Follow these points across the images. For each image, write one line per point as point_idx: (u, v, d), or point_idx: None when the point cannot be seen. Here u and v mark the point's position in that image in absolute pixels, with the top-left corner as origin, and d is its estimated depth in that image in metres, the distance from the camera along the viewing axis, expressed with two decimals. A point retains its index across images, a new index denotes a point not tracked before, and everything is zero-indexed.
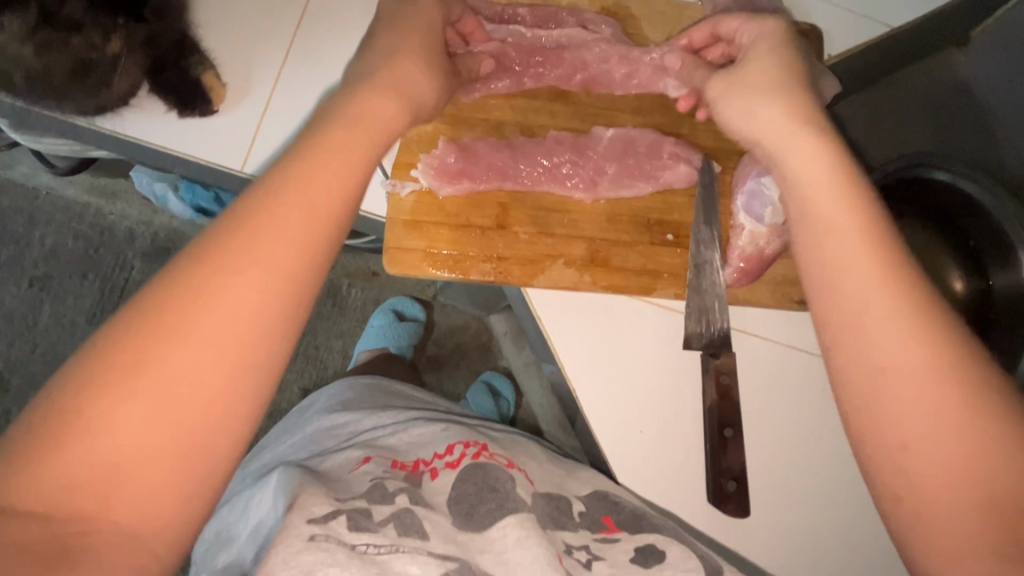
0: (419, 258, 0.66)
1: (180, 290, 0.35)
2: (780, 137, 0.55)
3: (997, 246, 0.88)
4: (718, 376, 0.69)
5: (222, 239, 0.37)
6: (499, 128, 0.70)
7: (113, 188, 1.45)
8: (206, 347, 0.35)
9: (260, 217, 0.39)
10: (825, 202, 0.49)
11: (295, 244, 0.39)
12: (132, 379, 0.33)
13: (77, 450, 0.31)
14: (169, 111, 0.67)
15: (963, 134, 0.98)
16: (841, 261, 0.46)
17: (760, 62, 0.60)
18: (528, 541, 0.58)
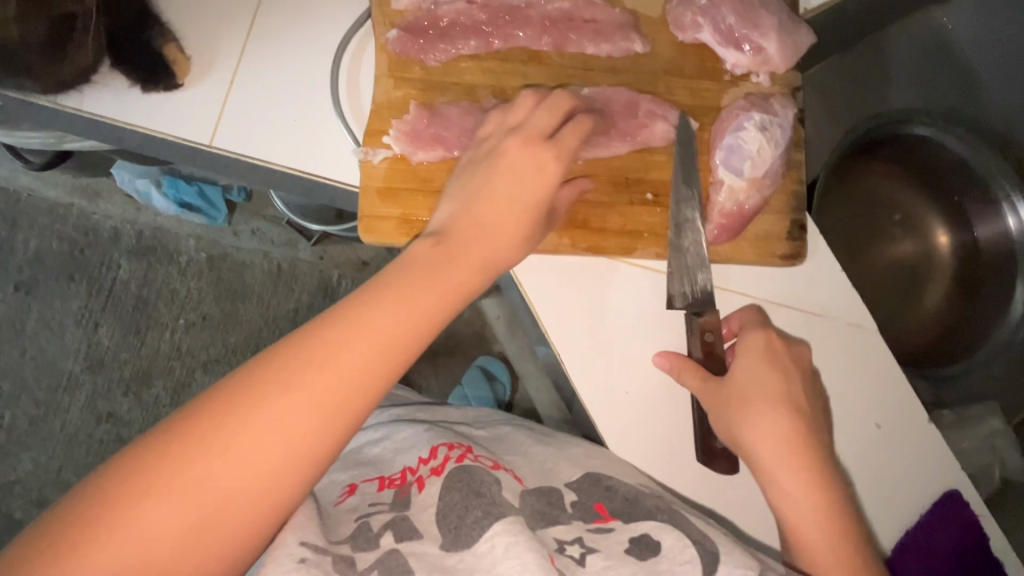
0: (394, 226, 0.65)
1: (231, 398, 0.42)
2: (772, 462, 0.61)
3: (979, 196, 0.95)
4: (704, 334, 0.68)
5: (286, 362, 0.44)
6: (470, 91, 0.68)
7: (97, 188, 1.42)
8: (214, 476, 0.40)
9: (317, 355, 0.45)
10: (789, 464, 0.61)
11: (322, 395, 0.44)
12: (156, 471, 0.39)
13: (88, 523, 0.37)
14: (132, 86, 0.65)
15: (942, 92, 0.98)
16: (804, 510, 0.60)
17: (740, 373, 0.65)
18: (517, 548, 0.53)
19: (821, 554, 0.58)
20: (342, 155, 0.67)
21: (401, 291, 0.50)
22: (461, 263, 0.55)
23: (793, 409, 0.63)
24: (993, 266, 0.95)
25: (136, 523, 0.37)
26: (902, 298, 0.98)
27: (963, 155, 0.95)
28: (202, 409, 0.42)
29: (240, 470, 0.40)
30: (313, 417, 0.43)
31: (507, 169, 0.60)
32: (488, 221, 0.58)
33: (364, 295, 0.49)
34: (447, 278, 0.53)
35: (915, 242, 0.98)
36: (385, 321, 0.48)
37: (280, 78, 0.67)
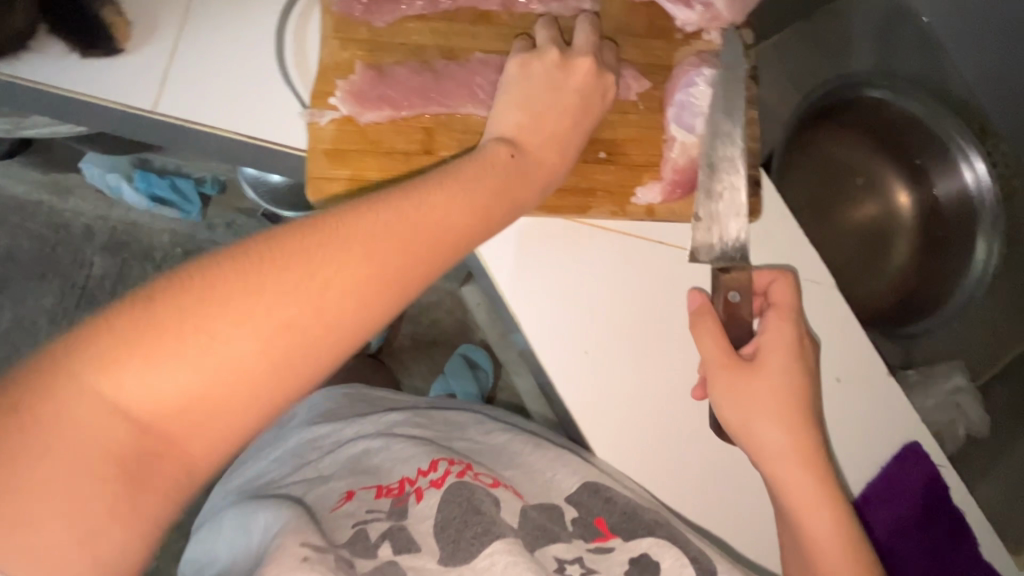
0: (343, 188, 0.65)
1: (292, 248, 0.46)
2: (788, 468, 0.63)
3: (937, 154, 0.97)
4: (728, 293, 0.67)
5: (344, 224, 0.49)
6: (418, 52, 0.68)
7: (66, 183, 1.49)
8: (280, 309, 0.43)
9: (371, 225, 0.49)
10: (805, 475, 0.63)
11: (379, 256, 0.48)
12: (226, 299, 0.42)
13: (165, 336, 0.40)
14: (71, 52, 0.64)
15: (908, 56, 0.99)
16: (819, 515, 0.62)
17: (772, 371, 0.64)
18: (517, 568, 0.60)
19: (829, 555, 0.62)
20: (288, 119, 0.66)
21: (444, 198, 0.54)
22: (494, 183, 0.59)
23: (807, 415, 0.64)
24: (956, 221, 0.98)
25: (205, 354, 0.41)
26: (868, 261, 0.99)
27: (917, 114, 0.96)
28: (262, 266, 0.44)
29: (297, 325, 0.44)
30: (363, 292, 0.47)
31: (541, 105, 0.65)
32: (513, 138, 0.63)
33: (406, 194, 0.53)
34: (482, 195, 0.57)
35: (879, 203, 0.99)
36: (429, 224, 0.52)
37: (227, 42, 0.67)
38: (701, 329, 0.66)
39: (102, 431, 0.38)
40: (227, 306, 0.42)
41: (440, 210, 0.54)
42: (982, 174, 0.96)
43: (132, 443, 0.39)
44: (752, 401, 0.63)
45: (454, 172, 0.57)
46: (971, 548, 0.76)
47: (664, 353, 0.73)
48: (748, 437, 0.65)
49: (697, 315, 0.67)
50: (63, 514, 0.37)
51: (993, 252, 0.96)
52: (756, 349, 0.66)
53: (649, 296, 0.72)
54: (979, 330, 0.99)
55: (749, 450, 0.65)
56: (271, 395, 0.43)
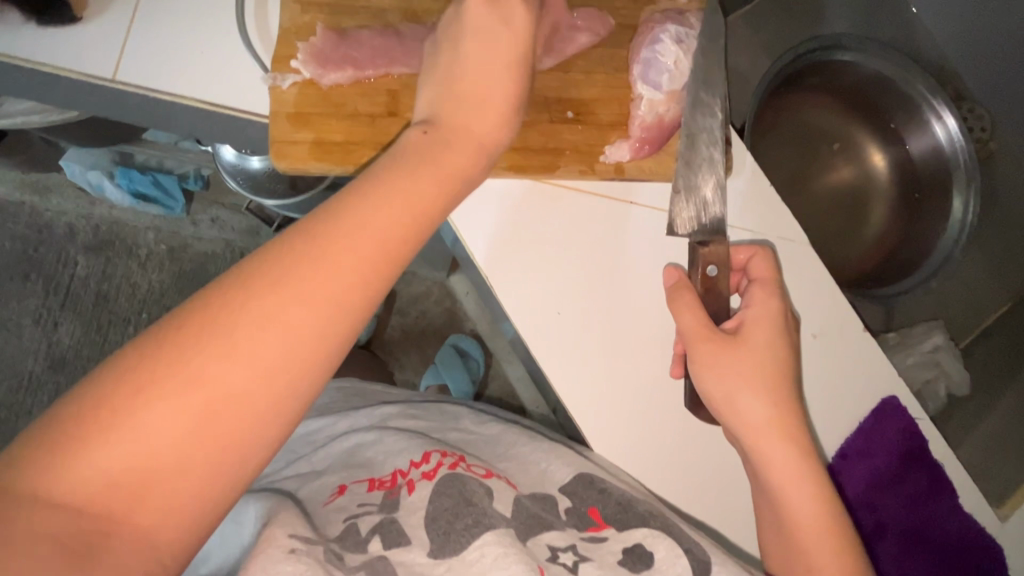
0: (307, 150, 0.64)
1: (232, 294, 0.39)
2: (763, 437, 0.63)
3: (907, 112, 0.97)
4: (706, 266, 0.69)
5: (290, 248, 0.42)
6: (381, 15, 0.68)
7: (46, 183, 1.53)
8: (230, 366, 0.37)
9: (320, 245, 0.42)
10: (782, 447, 0.62)
11: (338, 273, 0.42)
12: (163, 368, 0.36)
13: (94, 427, 0.34)
14: (27, 21, 0.64)
15: (883, 22, 0.98)
16: (798, 487, 0.62)
17: (756, 342, 0.64)
18: (507, 559, 0.57)
19: (802, 514, 0.62)
20: (251, 85, 0.66)
21: (399, 194, 0.48)
22: (450, 172, 0.53)
23: (787, 385, 0.64)
24: (930, 178, 0.98)
25: (144, 425, 0.34)
26: (845, 226, 1.00)
27: (887, 75, 0.96)
28: (189, 316, 0.38)
29: (247, 375, 0.38)
30: (324, 322, 0.41)
31: (489, 66, 0.59)
32: (478, 105, 0.57)
33: (361, 197, 0.46)
34: (443, 188, 0.51)
35: (852, 167, 1.01)
36: (384, 230, 0.45)
37: (188, 8, 0.66)
38: (681, 302, 0.66)
39: (32, 537, 0.31)
40: (166, 376, 0.36)
41: (406, 210, 0.47)
42: (953, 129, 0.95)
43: (72, 538, 0.32)
44: (735, 375, 0.63)
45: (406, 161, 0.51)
46: (949, 499, 0.76)
47: (647, 322, 0.73)
48: (725, 410, 0.64)
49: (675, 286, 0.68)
50: None
51: (969, 206, 0.96)
52: (738, 322, 0.66)
53: (631, 267, 0.72)
54: (955, 295, 1.03)
55: (730, 424, 0.65)
56: (235, 455, 0.37)
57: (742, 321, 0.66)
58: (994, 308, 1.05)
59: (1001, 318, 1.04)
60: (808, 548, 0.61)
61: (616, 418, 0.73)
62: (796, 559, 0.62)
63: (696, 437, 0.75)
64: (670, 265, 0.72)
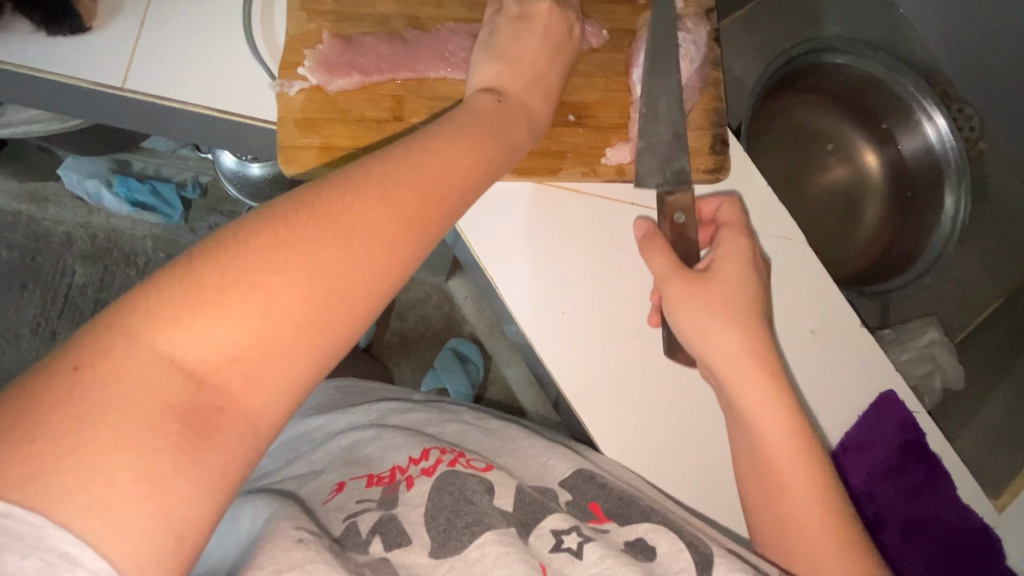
0: (314, 155, 0.66)
1: (327, 198, 0.45)
2: (745, 380, 0.63)
3: (900, 112, 0.99)
4: (672, 215, 0.70)
5: (374, 172, 0.48)
6: (385, 22, 0.70)
7: (44, 193, 1.54)
8: (325, 256, 0.42)
9: (396, 176, 0.49)
10: (761, 389, 0.63)
11: (410, 200, 0.48)
12: (269, 248, 0.40)
13: (215, 287, 0.38)
14: (38, 31, 0.65)
15: (867, 27, 1.02)
16: (785, 437, 0.62)
17: (726, 277, 0.65)
18: (510, 557, 0.58)
19: (801, 494, 0.60)
20: (258, 91, 0.67)
21: (457, 145, 0.55)
22: (500, 135, 0.60)
23: (759, 319, 0.65)
24: (922, 177, 1.00)
25: (256, 297, 0.39)
26: (840, 224, 1.02)
27: (880, 77, 0.97)
28: (293, 213, 0.43)
29: (338, 267, 0.42)
30: (396, 237, 0.46)
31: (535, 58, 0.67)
32: (521, 88, 0.66)
33: (427, 144, 0.53)
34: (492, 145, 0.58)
35: (847, 166, 1.03)
36: (444, 173, 0.52)
37: (196, 18, 0.67)
38: (653, 249, 0.68)
39: (159, 384, 0.35)
40: (272, 254, 0.40)
41: (460, 159, 0.54)
42: (942, 129, 0.96)
43: (188, 396, 0.36)
44: (707, 302, 0.64)
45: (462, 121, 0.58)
46: (947, 488, 0.77)
47: (648, 321, 0.74)
48: (699, 341, 0.65)
49: (648, 236, 0.70)
50: (126, 459, 0.33)
51: (961, 204, 0.96)
52: (710, 262, 0.68)
53: (630, 266, 0.73)
54: (947, 292, 1.06)
55: (707, 363, 0.66)
56: (321, 339, 0.42)
57: (713, 258, 0.68)
58: (988, 302, 1.08)
59: (997, 312, 1.07)
60: (790, 492, 0.61)
61: (619, 415, 0.74)
62: (778, 504, 0.61)
63: (699, 431, 0.76)
64: (641, 218, 0.73)
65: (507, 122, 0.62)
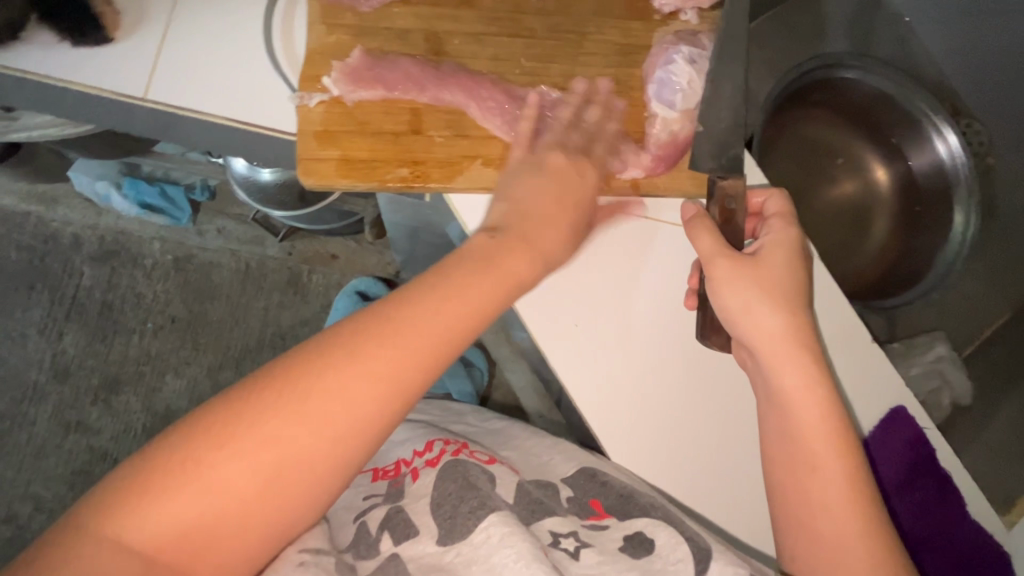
0: (333, 167, 0.66)
1: (303, 368, 0.45)
2: (782, 358, 0.62)
3: (911, 128, 1.00)
4: (724, 201, 0.68)
5: (358, 334, 0.47)
6: (404, 36, 0.70)
7: (52, 194, 1.54)
8: (284, 440, 0.43)
9: (379, 336, 0.47)
10: (798, 372, 0.61)
11: (387, 369, 0.46)
12: (234, 429, 0.42)
13: (178, 474, 0.41)
14: (62, 41, 0.66)
15: (879, 41, 1.01)
16: (817, 419, 0.61)
17: (774, 261, 0.64)
18: (513, 537, 0.59)
19: (829, 494, 0.59)
20: (278, 103, 0.68)
21: (448, 295, 0.50)
22: (489, 275, 0.54)
23: (801, 305, 0.64)
24: (932, 194, 1.01)
25: (209, 481, 0.41)
26: (849, 237, 1.03)
27: (889, 92, 0.98)
28: (260, 387, 0.44)
29: (294, 449, 0.43)
30: (364, 416, 0.45)
31: (554, 201, 0.63)
32: (533, 207, 0.62)
33: (420, 291, 0.50)
34: (491, 289, 0.53)
35: (857, 181, 1.03)
36: (434, 322, 0.49)
37: (216, 30, 0.68)
38: (699, 227, 0.66)
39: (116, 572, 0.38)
40: (235, 441, 0.42)
41: (453, 307, 0.50)
42: (953, 147, 0.99)
43: None
44: (751, 276, 0.63)
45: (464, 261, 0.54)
46: (956, 503, 0.78)
47: (662, 336, 0.75)
48: (739, 316, 0.63)
49: (699, 215, 0.67)
50: None
51: (971, 221, 0.98)
52: (758, 248, 0.66)
53: (637, 278, 0.74)
54: (954, 305, 1.03)
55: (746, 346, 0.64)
56: (272, 514, 0.44)
57: (764, 242, 0.66)
58: (996, 317, 1.04)
59: (1006, 325, 1.04)
60: (817, 482, 0.60)
61: (629, 427, 0.75)
62: (807, 494, 0.60)
63: (707, 445, 0.76)
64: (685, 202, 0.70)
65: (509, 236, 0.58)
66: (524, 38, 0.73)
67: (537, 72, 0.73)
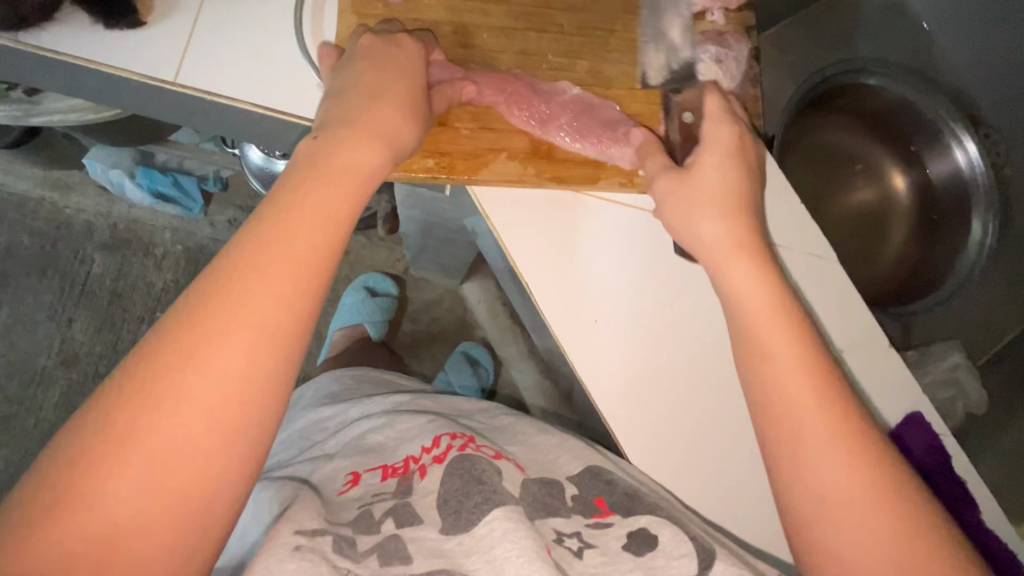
0: None
1: (164, 348, 0.43)
2: (723, 257, 0.60)
3: (931, 136, 1.00)
4: (682, 112, 0.73)
5: (211, 293, 0.45)
6: (433, 28, 0.71)
7: (67, 180, 1.55)
8: (174, 422, 0.42)
9: (235, 286, 0.46)
10: (739, 266, 0.59)
11: (262, 315, 0.45)
12: (117, 430, 0.40)
13: (77, 491, 0.39)
14: (95, 23, 0.66)
15: (898, 48, 1.01)
16: (762, 306, 0.57)
17: (711, 156, 0.64)
18: (517, 532, 0.60)
19: (795, 402, 0.53)
20: (307, 91, 0.68)
21: (296, 222, 0.49)
22: (346, 194, 0.54)
23: (743, 209, 0.62)
24: (951, 203, 1.01)
25: (112, 485, 0.39)
26: (867, 245, 1.03)
27: (910, 100, 0.99)
28: (121, 386, 0.42)
29: (191, 423, 0.42)
30: (253, 367, 0.44)
31: (383, 74, 0.61)
32: (373, 98, 0.59)
33: (274, 221, 0.49)
34: (341, 201, 0.53)
35: (876, 188, 1.03)
36: (298, 255, 0.48)
37: (250, 18, 0.69)
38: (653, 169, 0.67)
39: None
40: (127, 437, 0.40)
41: (304, 233, 0.49)
42: (973, 155, 0.98)
43: None
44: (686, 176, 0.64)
45: (304, 177, 0.52)
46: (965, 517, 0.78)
47: (684, 336, 0.75)
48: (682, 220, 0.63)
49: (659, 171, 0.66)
50: None
51: (989, 230, 0.98)
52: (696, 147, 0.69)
53: (657, 274, 0.74)
54: (970, 315, 1.02)
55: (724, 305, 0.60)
56: (178, 509, 0.41)
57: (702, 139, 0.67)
58: (1014, 328, 1.03)
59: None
60: (810, 438, 0.52)
61: (642, 425, 0.75)
62: (800, 450, 0.52)
63: (723, 448, 0.76)
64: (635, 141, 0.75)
65: (362, 133, 0.57)
66: (552, 33, 0.74)
67: (562, 67, 0.74)
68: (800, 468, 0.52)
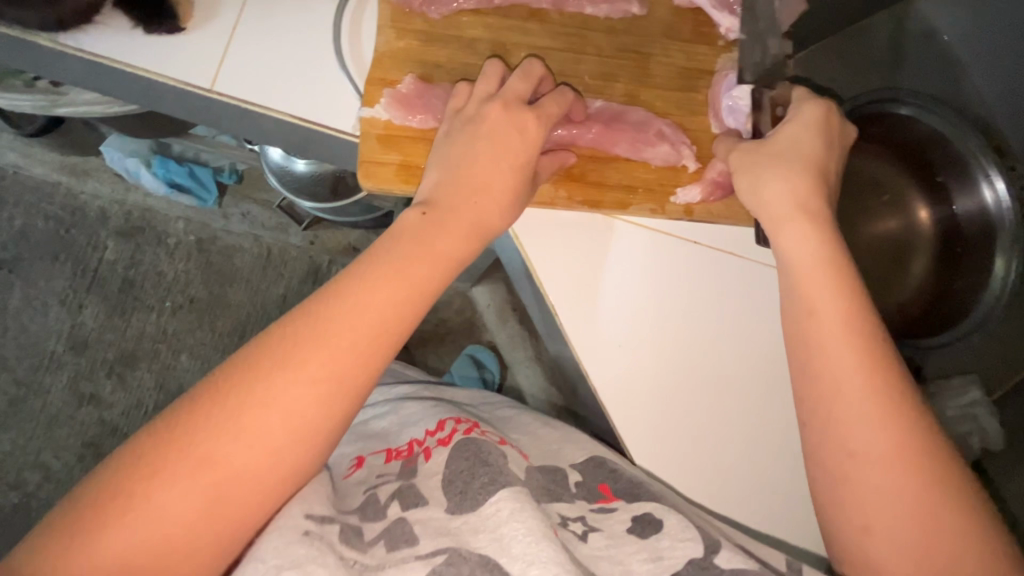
0: (393, 172, 0.68)
1: (236, 385, 0.48)
2: (779, 215, 0.62)
3: (960, 172, 0.97)
4: (774, 108, 0.68)
5: (282, 347, 0.50)
6: (471, 44, 0.72)
7: (83, 166, 1.55)
8: (234, 456, 0.47)
9: (305, 344, 0.50)
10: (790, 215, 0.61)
11: (315, 380, 0.49)
12: (186, 448, 0.46)
13: (143, 491, 0.45)
14: (135, 27, 0.66)
15: (928, 73, 1.00)
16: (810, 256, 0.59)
17: (790, 136, 0.64)
18: (523, 512, 0.57)
19: (835, 358, 0.55)
20: (344, 106, 0.69)
21: (362, 301, 0.52)
22: (423, 276, 0.56)
23: (816, 174, 0.62)
24: (976, 235, 0.98)
25: (168, 497, 0.45)
26: (891, 271, 1.02)
27: (942, 132, 0.95)
28: (170, 427, 0.47)
29: (244, 464, 0.47)
30: (301, 426, 0.49)
31: (488, 159, 0.62)
32: (476, 187, 0.62)
33: (350, 289, 0.53)
34: (399, 298, 0.54)
35: (900, 218, 1.01)
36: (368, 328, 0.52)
37: (291, 24, 0.69)
38: None
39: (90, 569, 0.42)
40: (190, 452, 0.46)
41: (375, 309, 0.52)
42: (1000, 193, 0.93)
43: None
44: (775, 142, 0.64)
45: (376, 269, 0.55)
46: None
47: (704, 352, 0.77)
48: (754, 181, 0.64)
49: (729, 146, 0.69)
50: None
51: (1012, 267, 0.93)
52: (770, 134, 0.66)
53: (679, 282, 0.77)
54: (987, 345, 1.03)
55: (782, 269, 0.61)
56: (222, 531, 0.47)
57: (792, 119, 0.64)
58: None
59: None
60: (846, 407, 0.54)
61: (658, 445, 0.77)
62: (838, 417, 0.54)
63: (739, 462, 0.78)
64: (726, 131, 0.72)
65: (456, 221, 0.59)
66: (591, 54, 0.75)
67: (600, 89, 0.76)
68: (833, 437, 0.54)
